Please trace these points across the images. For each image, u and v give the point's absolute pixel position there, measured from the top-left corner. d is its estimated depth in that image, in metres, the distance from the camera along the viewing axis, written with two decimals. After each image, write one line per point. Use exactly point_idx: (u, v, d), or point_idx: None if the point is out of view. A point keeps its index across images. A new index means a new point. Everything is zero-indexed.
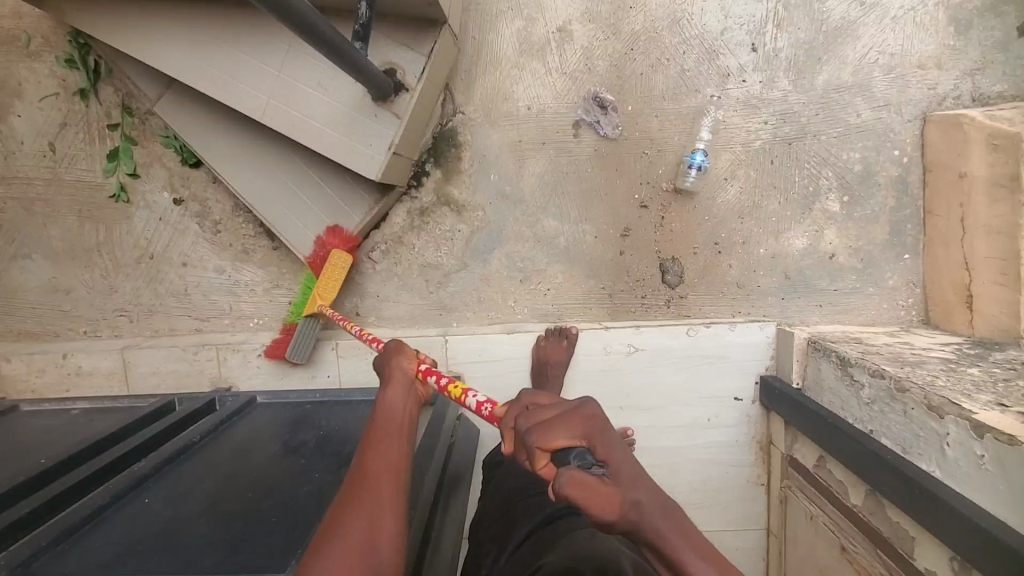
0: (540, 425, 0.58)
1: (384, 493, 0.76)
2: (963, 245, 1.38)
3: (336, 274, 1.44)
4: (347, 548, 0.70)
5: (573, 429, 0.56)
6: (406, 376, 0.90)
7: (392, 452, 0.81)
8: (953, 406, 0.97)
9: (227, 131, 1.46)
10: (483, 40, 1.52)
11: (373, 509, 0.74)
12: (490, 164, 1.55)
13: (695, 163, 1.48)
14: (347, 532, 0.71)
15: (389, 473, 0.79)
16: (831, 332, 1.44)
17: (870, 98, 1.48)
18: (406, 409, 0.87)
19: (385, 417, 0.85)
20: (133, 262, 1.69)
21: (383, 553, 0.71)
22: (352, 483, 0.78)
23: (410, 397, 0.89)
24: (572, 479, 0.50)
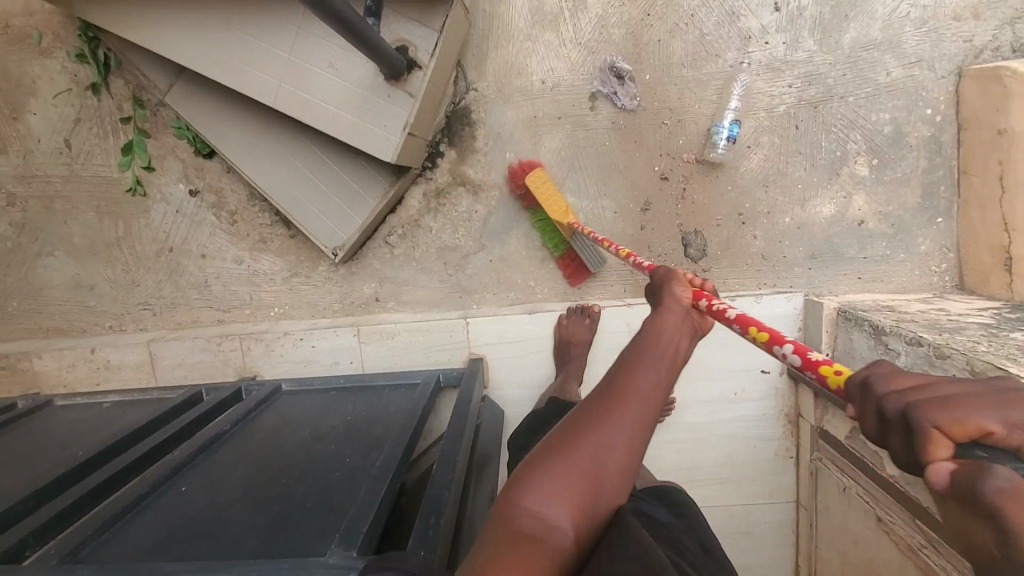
0: (943, 403, 0.41)
1: (626, 427, 0.60)
2: (1002, 205, 1.33)
3: (547, 192, 1.44)
4: (567, 479, 0.59)
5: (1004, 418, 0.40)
6: (685, 307, 0.70)
7: (652, 380, 0.62)
8: (998, 371, 0.94)
9: (238, 120, 1.45)
10: (494, 13, 1.48)
11: (610, 442, 0.60)
12: (506, 141, 1.52)
13: (726, 134, 1.44)
14: (573, 457, 0.60)
15: (642, 405, 0.61)
16: (862, 301, 1.41)
17: (900, 55, 1.42)
18: (683, 336, 0.68)
19: (656, 335, 0.66)
20: (153, 255, 1.70)
21: (606, 492, 0.60)
22: (593, 404, 0.63)
23: (688, 327, 0.69)
24: (1017, 490, 0.36)
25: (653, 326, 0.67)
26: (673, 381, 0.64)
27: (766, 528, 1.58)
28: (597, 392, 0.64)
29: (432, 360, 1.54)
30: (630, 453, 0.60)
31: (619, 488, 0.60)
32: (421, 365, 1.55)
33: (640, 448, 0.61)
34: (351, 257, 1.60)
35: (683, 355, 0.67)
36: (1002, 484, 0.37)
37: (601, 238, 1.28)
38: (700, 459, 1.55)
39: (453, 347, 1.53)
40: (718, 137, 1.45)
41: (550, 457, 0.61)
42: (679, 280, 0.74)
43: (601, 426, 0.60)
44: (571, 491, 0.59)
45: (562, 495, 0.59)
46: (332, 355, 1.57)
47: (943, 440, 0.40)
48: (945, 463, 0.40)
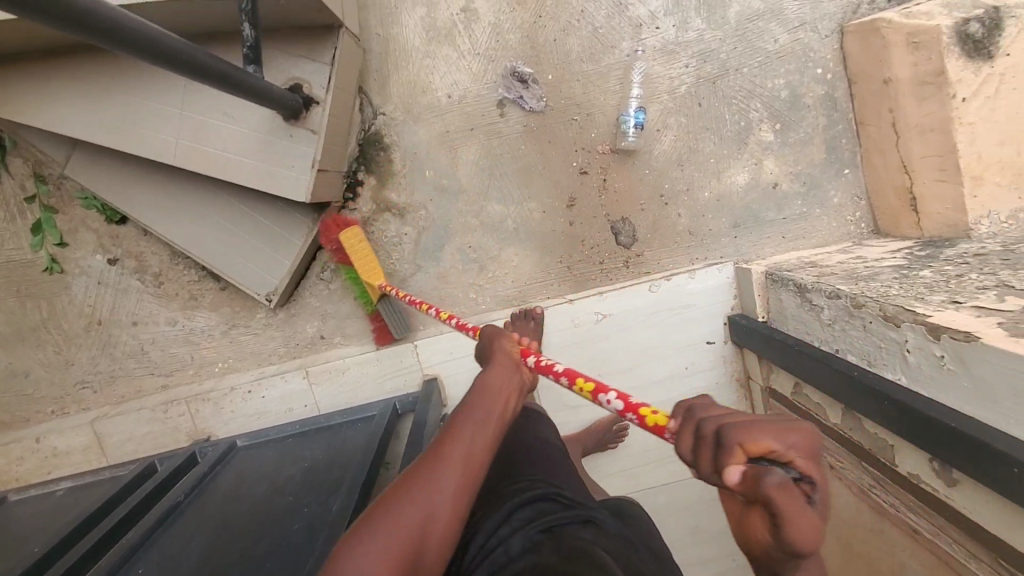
0: (741, 421, 0.48)
1: (448, 485, 0.69)
2: (899, 149, 1.41)
3: (363, 250, 1.41)
4: (390, 537, 0.64)
5: (783, 436, 0.46)
6: (511, 367, 0.85)
7: (472, 439, 0.73)
8: (907, 313, 0.99)
9: (145, 180, 1.40)
10: (388, 35, 1.47)
11: (433, 500, 0.67)
12: (423, 160, 1.52)
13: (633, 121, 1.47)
14: (397, 519, 0.65)
15: (463, 463, 0.71)
16: (787, 261, 1.47)
17: (784, 22, 1.47)
18: (506, 394, 0.81)
19: (482, 394, 0.79)
20: (82, 331, 1.63)
21: (428, 553, 0.65)
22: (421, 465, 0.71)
23: (513, 387, 0.83)
24: (784, 485, 0.42)
25: (479, 389, 0.80)
26: (493, 438, 0.76)
27: None
28: (425, 453, 0.73)
29: (386, 389, 1.53)
30: (450, 511, 0.68)
31: (440, 547, 0.66)
32: (376, 396, 1.53)
33: (461, 504, 0.69)
34: (287, 300, 1.57)
35: (506, 412, 0.80)
36: (773, 480, 0.43)
37: (415, 301, 1.29)
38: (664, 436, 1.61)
39: (406, 372, 1.52)
40: (626, 125, 1.48)
41: (376, 518, 0.66)
42: (509, 343, 0.90)
43: (425, 485, 0.68)
44: (393, 553, 0.63)
45: (384, 557, 0.62)
46: (285, 402, 1.55)
47: (738, 450, 0.46)
48: (736, 467, 0.46)
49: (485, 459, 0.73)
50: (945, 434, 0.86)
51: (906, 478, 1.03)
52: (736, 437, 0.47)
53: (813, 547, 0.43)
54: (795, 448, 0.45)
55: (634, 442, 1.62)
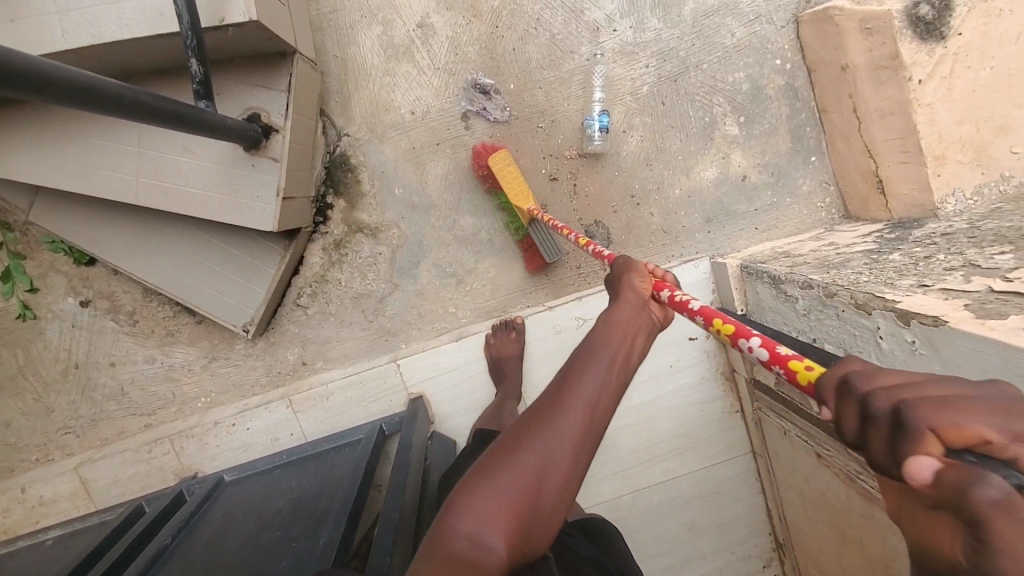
0: (938, 404, 0.39)
1: (567, 432, 0.58)
2: (862, 133, 1.42)
3: (516, 174, 1.40)
4: (504, 487, 0.57)
5: (1004, 424, 0.37)
6: (638, 302, 0.72)
7: (597, 381, 0.61)
8: (877, 300, 0.99)
9: (110, 220, 1.38)
10: (346, 56, 1.46)
11: (550, 447, 0.58)
12: (391, 179, 1.51)
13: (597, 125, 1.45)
14: (510, 466, 0.58)
15: (585, 408, 0.59)
16: (761, 252, 1.48)
17: (739, 16, 1.49)
18: (636, 332, 0.68)
19: (604, 329, 0.66)
20: (59, 376, 1.60)
21: (547, 505, 0.57)
22: (538, 405, 0.62)
23: (641, 323, 0.70)
24: (1009, 500, 0.33)
25: (603, 324, 0.67)
26: (620, 384, 0.63)
27: (733, 485, 1.63)
28: (543, 394, 0.63)
29: (372, 410, 1.52)
30: (570, 461, 0.58)
31: (559, 502, 0.58)
32: (363, 418, 1.52)
33: (584, 453, 0.59)
34: (265, 329, 1.55)
35: (635, 352, 0.66)
36: (989, 491, 0.33)
37: (556, 225, 1.25)
38: (654, 435, 1.62)
39: (390, 392, 1.51)
40: (591, 129, 1.46)
41: (492, 465, 0.60)
42: (637, 275, 0.75)
43: (541, 431, 0.59)
44: (510, 501, 0.57)
45: (498, 508, 0.57)
46: (271, 432, 1.53)
47: (933, 440, 0.38)
48: (927, 463, 0.37)
49: (610, 407, 0.61)
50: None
51: None
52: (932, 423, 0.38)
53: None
54: (1017, 442, 0.36)
55: (625, 443, 1.62)
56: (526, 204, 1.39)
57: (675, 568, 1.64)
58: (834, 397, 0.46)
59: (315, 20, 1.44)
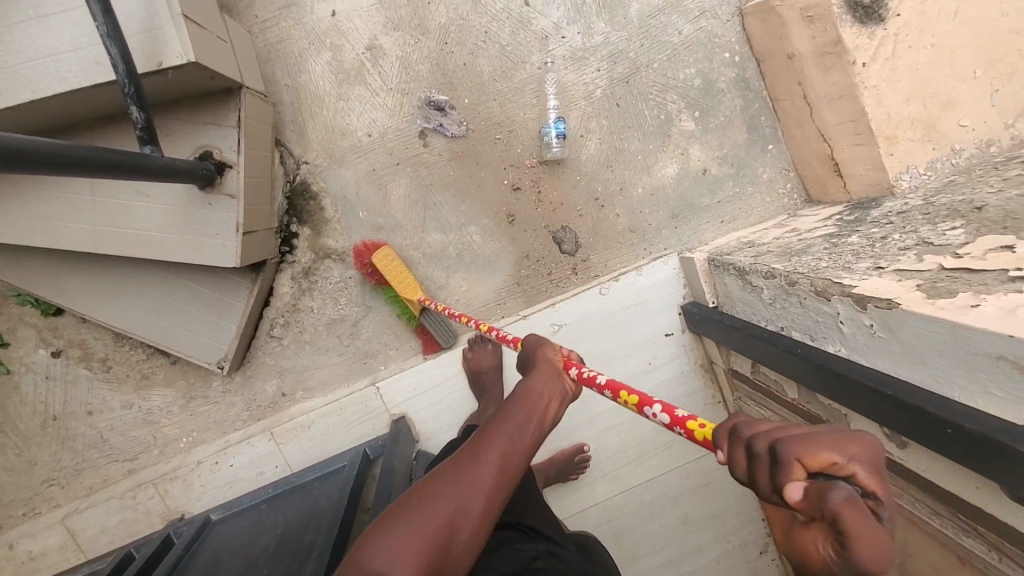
0: (799, 436, 0.47)
1: (479, 486, 0.64)
2: (815, 119, 1.44)
3: (400, 269, 1.44)
4: (416, 529, 0.61)
5: (849, 450, 0.44)
6: (555, 370, 0.78)
7: (510, 442, 0.68)
8: (835, 287, 1.00)
9: (72, 269, 1.36)
10: (298, 84, 1.46)
11: (463, 500, 0.63)
12: (355, 202, 1.51)
13: (555, 132, 1.47)
14: (425, 511, 0.63)
15: (497, 465, 0.66)
16: (727, 244, 1.50)
17: (684, 13, 1.50)
18: (550, 398, 0.74)
19: (524, 391, 0.73)
20: (37, 429, 1.58)
21: (455, 551, 0.62)
22: (455, 459, 0.67)
23: (556, 388, 0.76)
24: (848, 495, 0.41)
25: (519, 389, 0.74)
26: (531, 444, 0.69)
27: (722, 475, 1.64)
28: (459, 451, 0.69)
29: (355, 435, 1.51)
30: (479, 515, 0.64)
31: (464, 553, 0.62)
32: (348, 444, 1.51)
33: (494, 504, 0.65)
34: (240, 363, 1.54)
35: (549, 416, 0.72)
36: (836, 493, 0.41)
37: (456, 315, 1.28)
38: (640, 433, 1.63)
39: (372, 416, 1.51)
40: (549, 137, 1.48)
41: (407, 508, 0.64)
42: (554, 348, 0.82)
43: (456, 484, 0.64)
44: (421, 544, 0.60)
45: (409, 549, 0.60)
46: (255, 467, 1.51)
47: (797, 466, 0.45)
48: (796, 484, 0.45)
49: (520, 464, 0.67)
50: (883, 401, 0.88)
51: None
52: (796, 451, 0.46)
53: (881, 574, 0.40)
54: (858, 463, 0.44)
55: (612, 444, 1.63)
56: (415, 298, 1.42)
57: (674, 563, 1.64)
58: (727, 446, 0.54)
59: (262, 51, 1.44)
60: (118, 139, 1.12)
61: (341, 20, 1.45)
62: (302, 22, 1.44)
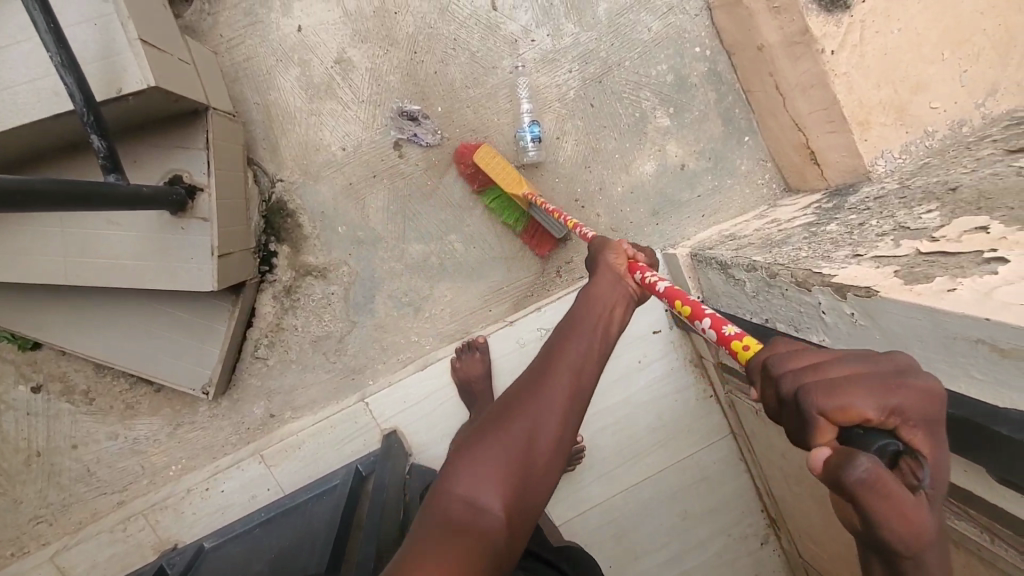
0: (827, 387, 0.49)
1: (559, 387, 0.67)
2: (788, 109, 1.45)
3: (507, 165, 1.38)
4: (501, 444, 0.63)
5: (884, 402, 0.47)
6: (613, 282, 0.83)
7: (582, 351, 0.71)
8: (815, 277, 0.99)
9: (47, 302, 1.34)
10: (267, 102, 1.45)
11: (545, 401, 0.66)
12: (333, 217, 1.49)
13: (530, 135, 1.46)
14: (506, 424, 0.65)
15: (572, 367, 0.69)
16: (708, 238, 1.50)
17: (652, 10, 1.51)
18: (612, 305, 0.79)
19: (586, 309, 0.77)
20: (22, 467, 1.54)
21: (541, 459, 0.63)
22: (529, 375, 0.70)
23: (616, 298, 0.81)
24: (872, 476, 0.43)
25: (582, 302, 0.79)
26: (600, 353, 0.72)
27: (719, 469, 1.63)
28: (533, 365, 0.71)
29: (348, 452, 1.48)
30: (561, 417, 0.65)
31: (553, 455, 0.64)
32: (341, 463, 1.47)
33: (573, 412, 0.66)
34: (226, 388, 1.52)
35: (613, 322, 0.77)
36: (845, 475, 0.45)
37: (548, 209, 1.25)
38: (634, 431, 1.62)
39: (362, 432, 1.47)
40: (524, 140, 1.48)
41: (489, 426, 0.66)
42: (615, 254, 0.89)
43: (536, 389, 0.67)
44: (507, 456, 0.63)
45: (497, 465, 0.62)
46: (247, 492, 1.47)
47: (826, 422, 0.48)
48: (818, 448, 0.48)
49: (592, 374, 0.70)
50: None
51: None
52: (823, 408, 0.48)
53: (911, 528, 0.45)
54: (893, 416, 0.47)
55: (606, 444, 1.62)
56: (523, 189, 1.35)
57: (676, 561, 1.62)
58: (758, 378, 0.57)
59: (229, 71, 1.43)
60: (82, 169, 1.10)
61: (308, 35, 1.44)
62: (268, 38, 1.43)
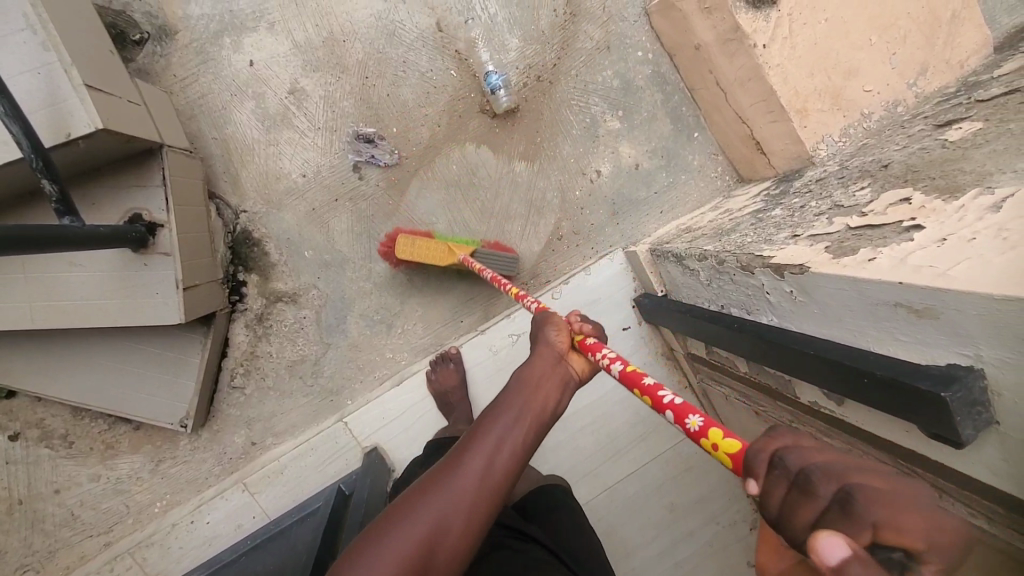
0: (882, 498, 0.42)
1: (459, 496, 0.65)
2: (730, 103, 1.50)
3: (425, 243, 1.40)
4: (398, 545, 0.63)
5: (940, 531, 0.41)
6: (555, 356, 0.82)
7: (504, 439, 0.69)
8: (757, 261, 1.03)
9: (16, 350, 1.35)
10: (225, 137, 1.49)
11: (445, 510, 0.64)
12: (299, 243, 1.52)
13: (495, 85, 1.51)
14: (409, 524, 0.64)
15: (485, 468, 0.67)
16: (667, 233, 1.54)
17: (592, 19, 1.56)
18: (549, 384, 0.77)
19: (524, 381, 0.76)
20: (3, 517, 1.53)
21: (437, 567, 0.63)
22: (444, 463, 0.69)
23: (554, 379, 0.78)
24: None
25: (518, 380, 0.76)
26: (528, 443, 0.70)
27: (701, 459, 1.65)
28: (454, 450, 0.71)
29: (330, 473, 1.48)
30: (464, 528, 0.64)
31: (449, 562, 0.64)
32: (323, 483, 1.48)
33: (480, 515, 0.65)
34: (205, 419, 1.54)
35: (545, 411, 0.73)
36: None
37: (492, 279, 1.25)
38: (614, 429, 1.64)
39: (344, 452, 1.48)
40: (492, 91, 1.52)
41: (392, 519, 0.66)
42: (556, 329, 0.86)
43: (438, 491, 0.66)
44: (400, 561, 0.62)
45: (387, 569, 0.61)
46: (232, 522, 1.47)
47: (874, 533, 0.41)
48: (841, 543, 0.40)
49: (512, 470, 0.68)
50: (808, 362, 0.90)
51: (810, 408, 1.03)
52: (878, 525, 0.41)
53: None
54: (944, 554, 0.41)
55: (587, 444, 1.64)
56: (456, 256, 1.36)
57: (668, 556, 1.63)
58: (763, 469, 0.50)
59: (185, 109, 1.46)
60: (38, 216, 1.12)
61: (260, 68, 1.48)
62: (221, 75, 1.47)
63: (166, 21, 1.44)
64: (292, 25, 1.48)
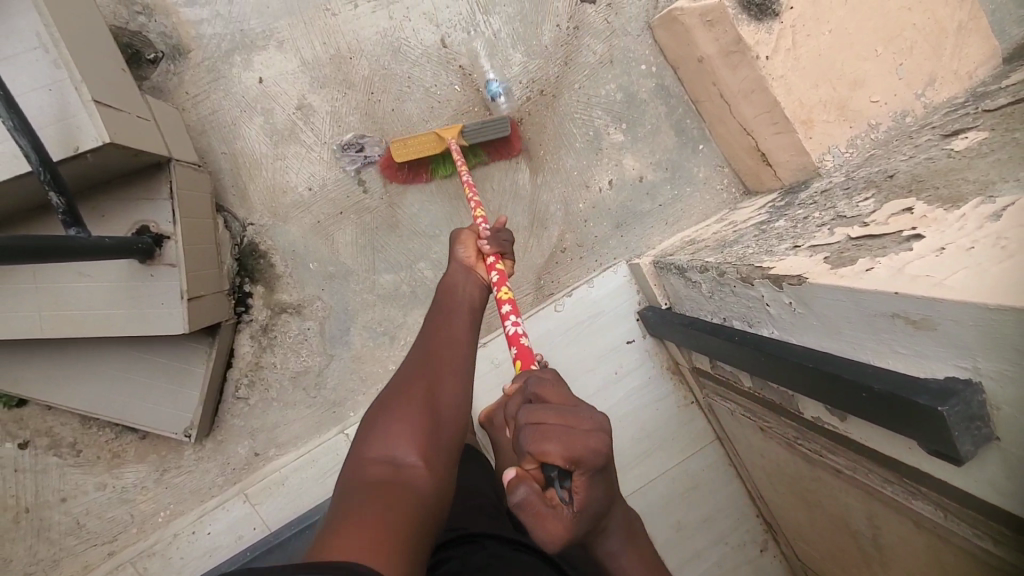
0: (540, 432, 0.62)
1: (443, 366, 0.82)
2: (734, 115, 1.49)
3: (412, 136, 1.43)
4: (411, 410, 0.75)
5: (569, 449, 0.61)
6: (464, 269, 1.03)
7: (453, 328, 0.89)
8: (756, 272, 1.01)
9: (27, 359, 1.38)
10: (234, 151, 1.52)
11: (438, 377, 0.80)
12: (304, 255, 1.54)
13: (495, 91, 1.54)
14: (412, 392, 0.77)
15: (450, 346, 0.86)
16: (671, 245, 1.53)
17: (596, 34, 1.57)
18: (463, 290, 0.99)
19: (447, 295, 0.97)
20: (10, 525, 1.55)
21: (446, 416, 0.78)
22: (416, 354, 0.85)
23: (469, 288, 1.00)
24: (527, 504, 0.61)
25: (441, 294, 0.98)
26: (467, 329, 0.92)
27: None
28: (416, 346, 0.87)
29: (331, 485, 1.48)
30: (457, 386, 0.81)
31: (453, 413, 0.79)
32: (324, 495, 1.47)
33: (461, 378, 0.83)
34: (210, 429, 1.55)
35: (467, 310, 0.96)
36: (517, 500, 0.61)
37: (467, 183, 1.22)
38: None
39: None
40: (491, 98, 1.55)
41: (390, 400, 0.77)
42: (464, 248, 1.04)
43: (423, 367, 0.81)
44: (417, 418, 0.74)
45: (410, 429, 0.73)
46: (233, 532, 1.47)
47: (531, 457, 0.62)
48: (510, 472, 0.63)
49: (467, 347, 0.88)
50: (808, 376, 0.88)
51: (812, 423, 1.00)
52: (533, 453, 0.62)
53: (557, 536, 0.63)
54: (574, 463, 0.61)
55: None
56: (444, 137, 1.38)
57: None
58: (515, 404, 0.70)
59: (196, 125, 1.50)
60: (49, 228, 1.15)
61: (269, 85, 1.52)
62: (231, 92, 1.51)
63: (180, 41, 1.49)
64: (300, 43, 1.52)
